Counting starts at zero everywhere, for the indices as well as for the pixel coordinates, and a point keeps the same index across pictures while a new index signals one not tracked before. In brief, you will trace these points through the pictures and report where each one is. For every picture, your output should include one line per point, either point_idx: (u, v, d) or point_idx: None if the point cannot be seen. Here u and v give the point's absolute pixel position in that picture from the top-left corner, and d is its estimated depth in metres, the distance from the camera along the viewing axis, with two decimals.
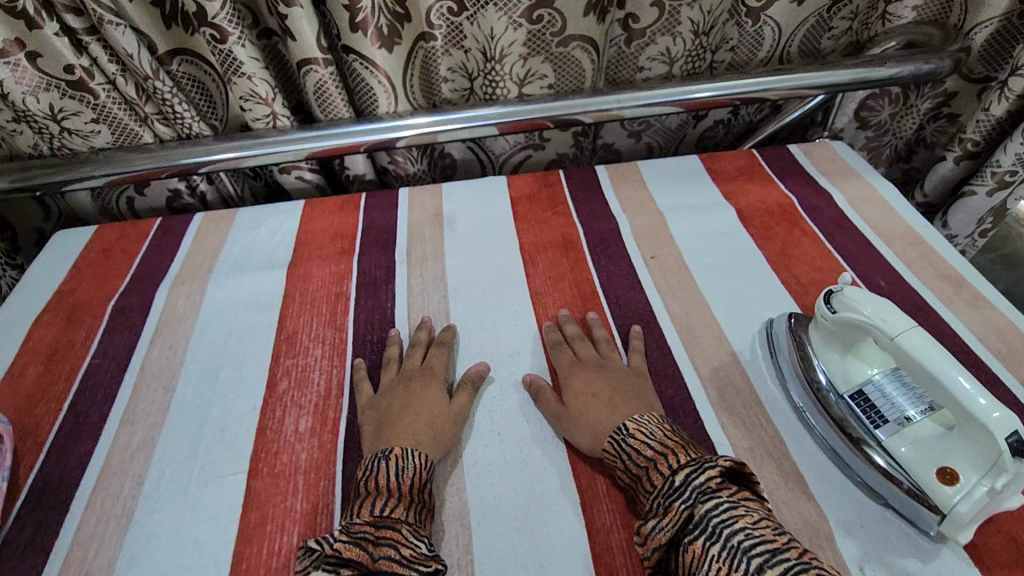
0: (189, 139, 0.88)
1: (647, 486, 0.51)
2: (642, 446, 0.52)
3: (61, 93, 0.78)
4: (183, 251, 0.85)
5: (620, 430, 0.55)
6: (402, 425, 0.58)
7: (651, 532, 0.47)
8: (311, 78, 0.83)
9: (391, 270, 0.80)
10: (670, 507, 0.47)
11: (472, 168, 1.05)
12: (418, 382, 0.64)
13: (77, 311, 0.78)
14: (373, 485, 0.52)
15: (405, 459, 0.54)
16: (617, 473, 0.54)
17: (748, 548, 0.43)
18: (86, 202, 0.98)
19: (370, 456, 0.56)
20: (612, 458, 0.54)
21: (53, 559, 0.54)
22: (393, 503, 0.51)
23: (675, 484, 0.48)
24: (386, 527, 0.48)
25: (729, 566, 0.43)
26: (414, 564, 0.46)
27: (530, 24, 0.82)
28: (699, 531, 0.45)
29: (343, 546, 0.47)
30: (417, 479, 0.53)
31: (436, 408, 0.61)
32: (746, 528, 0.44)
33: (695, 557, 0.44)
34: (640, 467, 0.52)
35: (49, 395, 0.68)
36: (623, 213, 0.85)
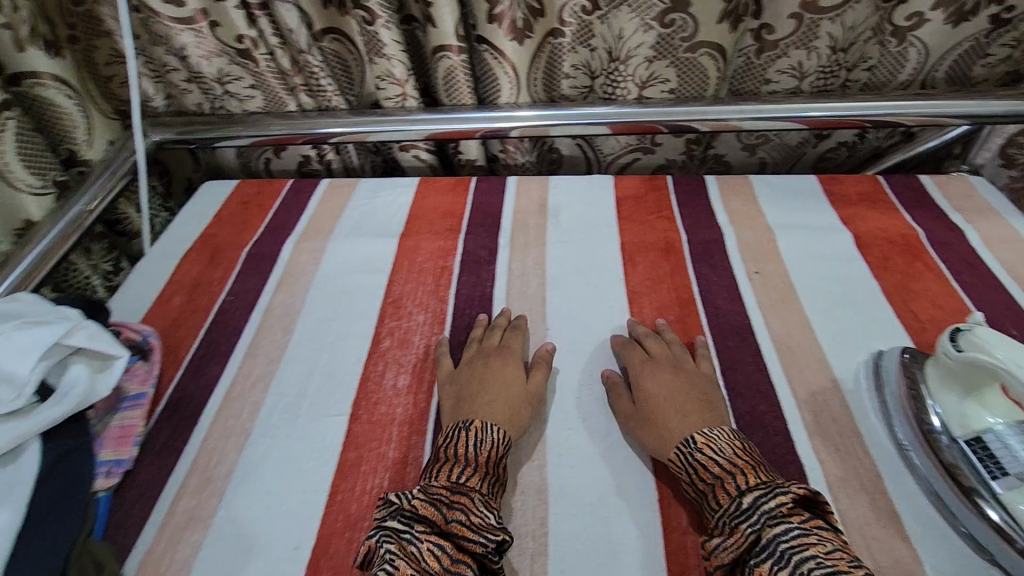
0: (327, 110, 0.96)
1: (713, 503, 0.50)
2: (710, 462, 0.52)
3: (230, 60, 0.88)
4: (310, 212, 0.94)
5: (687, 442, 0.54)
6: (479, 403, 0.60)
7: (716, 550, 0.48)
8: (443, 64, 0.88)
9: (494, 252, 0.83)
10: (737, 528, 0.47)
11: (578, 165, 1.06)
12: (493, 362, 0.66)
13: (217, 253, 0.88)
14: (452, 452, 0.55)
15: (484, 432, 0.56)
16: (683, 483, 0.53)
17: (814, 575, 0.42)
18: (231, 159, 1.09)
19: (455, 422, 0.59)
20: (678, 468, 0.54)
21: (183, 460, 0.62)
22: (469, 473, 0.53)
23: (742, 506, 0.48)
24: (460, 493, 0.50)
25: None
26: (482, 531, 0.48)
27: (662, 27, 0.82)
28: (766, 555, 0.45)
29: (420, 503, 0.50)
30: (494, 453, 0.55)
31: (511, 389, 0.62)
32: (815, 557, 0.43)
33: None
34: (706, 483, 0.51)
35: (190, 321, 0.77)
36: (730, 225, 0.84)
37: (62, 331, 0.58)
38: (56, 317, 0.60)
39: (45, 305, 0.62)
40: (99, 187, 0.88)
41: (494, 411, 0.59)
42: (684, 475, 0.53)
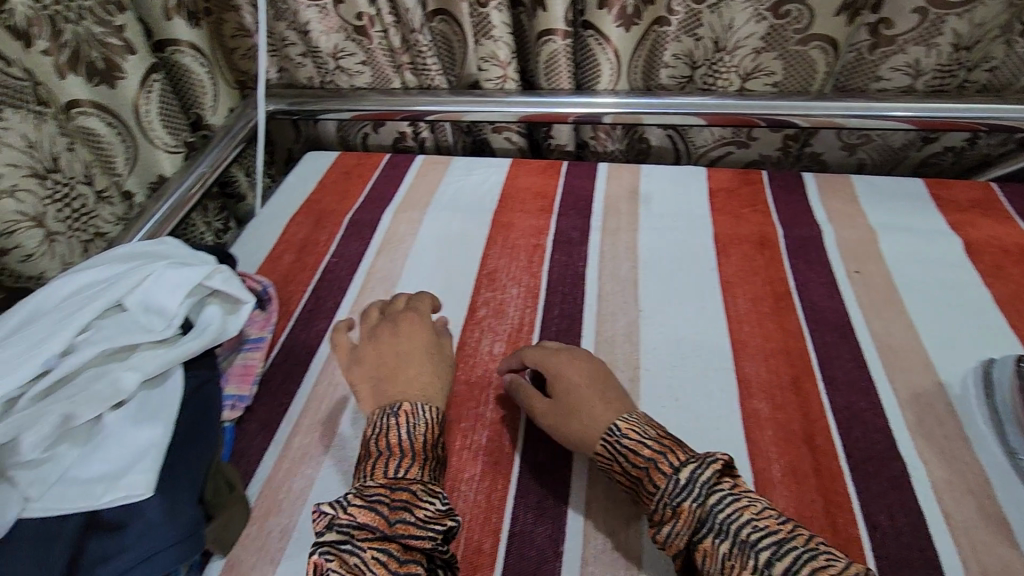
0: (429, 89, 1.00)
1: (647, 488, 0.48)
2: (639, 446, 0.50)
3: (347, 36, 0.94)
4: (407, 185, 0.98)
5: (612, 431, 0.52)
6: (405, 383, 0.57)
7: (667, 538, 0.46)
8: (547, 48, 0.90)
9: (585, 234, 0.85)
10: (680, 508, 0.45)
11: (665, 157, 1.06)
12: (401, 333, 0.62)
13: (322, 217, 0.93)
14: (381, 445, 0.52)
15: (416, 415, 0.53)
16: (613, 476, 0.51)
17: (755, 544, 0.41)
18: (331, 132, 1.15)
19: (377, 411, 0.55)
20: (606, 460, 0.51)
21: (297, 401, 0.67)
22: (408, 464, 0.50)
23: (679, 482, 0.46)
24: (400, 488, 0.48)
25: (741, 564, 0.41)
26: (430, 524, 0.46)
27: (774, 18, 0.82)
28: (706, 531, 0.43)
29: (358, 509, 0.46)
30: (429, 436, 0.53)
31: (429, 366, 0.59)
32: (751, 523, 0.42)
33: (708, 557, 0.43)
34: (638, 469, 0.49)
35: (298, 278, 0.83)
36: (829, 223, 0.83)
37: (204, 274, 0.64)
38: (199, 262, 0.67)
39: (192, 251, 0.69)
40: (221, 149, 0.94)
41: (415, 389, 0.57)
42: (614, 468, 0.51)
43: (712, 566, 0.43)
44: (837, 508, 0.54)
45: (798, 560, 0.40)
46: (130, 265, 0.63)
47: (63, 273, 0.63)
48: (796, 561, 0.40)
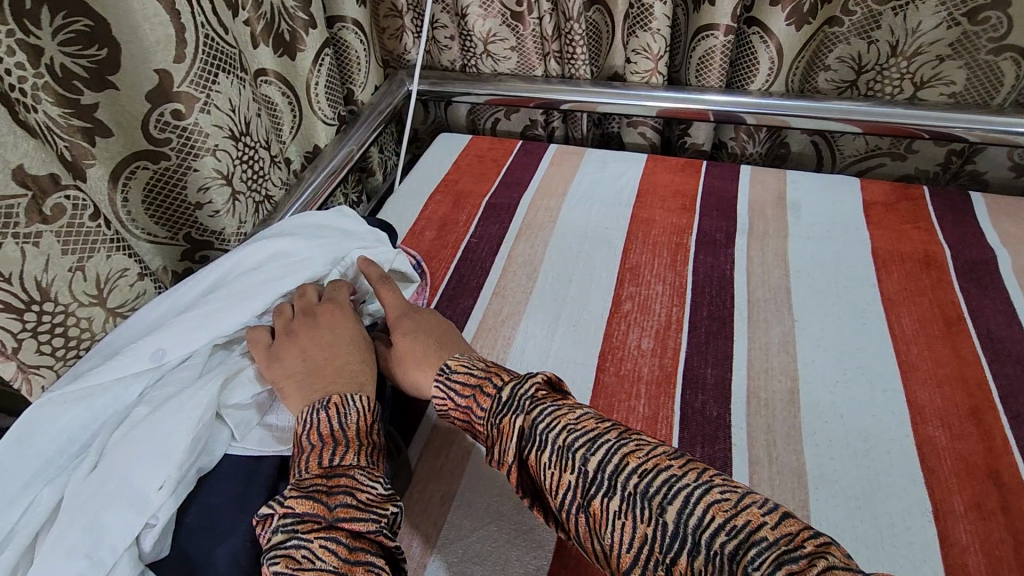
0: (571, 78, 0.99)
1: (477, 414, 0.49)
2: (466, 377, 0.51)
3: (503, 21, 0.95)
4: (541, 172, 0.99)
5: (442, 371, 0.52)
6: (334, 372, 0.54)
7: (499, 457, 0.46)
8: (705, 43, 0.88)
9: (731, 236, 0.83)
10: (503, 422, 0.46)
11: (806, 163, 1.03)
12: (319, 319, 0.58)
13: (459, 198, 0.95)
14: (310, 440, 0.48)
15: (346, 405, 0.50)
16: (452, 414, 0.51)
17: (573, 442, 0.42)
18: (462, 116, 1.17)
19: (304, 409, 0.51)
20: (440, 399, 0.52)
21: None
22: (343, 451, 0.47)
23: (501, 399, 0.47)
24: (338, 475, 0.46)
25: (563, 467, 0.42)
26: (372, 507, 0.45)
27: (969, 24, 0.77)
28: (526, 442, 0.44)
29: (295, 501, 0.44)
30: (364, 423, 0.50)
31: (352, 354, 0.56)
32: (564, 423, 0.44)
33: (534, 469, 0.44)
34: (467, 397, 0.50)
35: (442, 255, 0.85)
36: (1004, 248, 0.77)
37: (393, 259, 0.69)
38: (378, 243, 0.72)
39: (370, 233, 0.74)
40: (370, 126, 0.99)
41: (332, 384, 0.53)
42: (449, 405, 0.51)
43: (540, 474, 0.43)
44: None
45: (611, 452, 0.41)
46: (331, 237, 0.68)
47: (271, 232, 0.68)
48: (609, 454, 0.41)
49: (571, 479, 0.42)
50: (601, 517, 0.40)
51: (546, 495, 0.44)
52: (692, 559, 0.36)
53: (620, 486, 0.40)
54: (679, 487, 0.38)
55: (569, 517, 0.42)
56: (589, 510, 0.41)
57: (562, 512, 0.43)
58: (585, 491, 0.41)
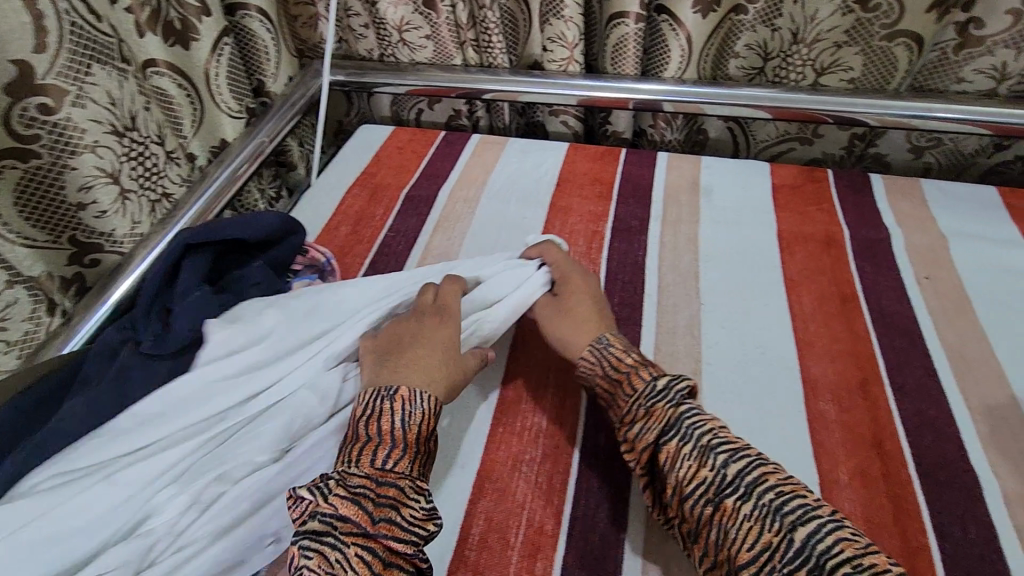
0: (490, 67, 0.98)
1: (624, 392, 0.55)
2: (623, 356, 0.57)
3: (415, 9, 0.93)
4: (462, 163, 0.98)
5: (600, 341, 0.59)
6: (406, 364, 0.54)
7: (637, 435, 0.52)
8: (618, 31, 0.88)
9: (645, 223, 0.84)
10: (654, 408, 0.52)
11: (723, 149, 1.05)
12: (425, 319, 0.59)
13: (378, 191, 0.93)
14: (365, 432, 0.49)
15: (413, 403, 0.51)
16: (596, 382, 0.57)
17: (716, 446, 0.48)
18: (385, 107, 1.15)
19: (371, 391, 0.52)
20: (591, 364, 0.58)
21: None
22: (398, 455, 0.48)
23: (657, 387, 0.53)
24: (387, 485, 0.46)
25: (701, 463, 0.47)
26: (413, 527, 0.46)
27: (862, 11, 0.79)
28: (670, 433, 0.49)
29: (341, 501, 0.45)
30: (423, 428, 0.50)
31: (430, 349, 0.55)
32: (718, 437, 0.48)
33: (669, 457, 0.49)
34: (621, 372, 0.56)
35: (356, 251, 0.83)
36: (898, 226, 0.81)
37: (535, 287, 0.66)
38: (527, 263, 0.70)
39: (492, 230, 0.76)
40: (283, 116, 0.96)
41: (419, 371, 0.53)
42: (597, 372, 0.57)
43: (675, 465, 0.48)
44: (905, 516, 0.53)
45: (753, 467, 0.46)
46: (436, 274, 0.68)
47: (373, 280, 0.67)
48: (751, 468, 0.46)
49: (706, 476, 0.47)
50: (729, 513, 0.45)
51: (671, 485, 0.49)
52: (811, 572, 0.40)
53: (755, 495, 0.44)
54: (813, 515, 0.42)
55: (689, 509, 0.47)
56: (717, 506, 0.45)
57: (686, 501, 0.47)
58: (720, 490, 0.46)
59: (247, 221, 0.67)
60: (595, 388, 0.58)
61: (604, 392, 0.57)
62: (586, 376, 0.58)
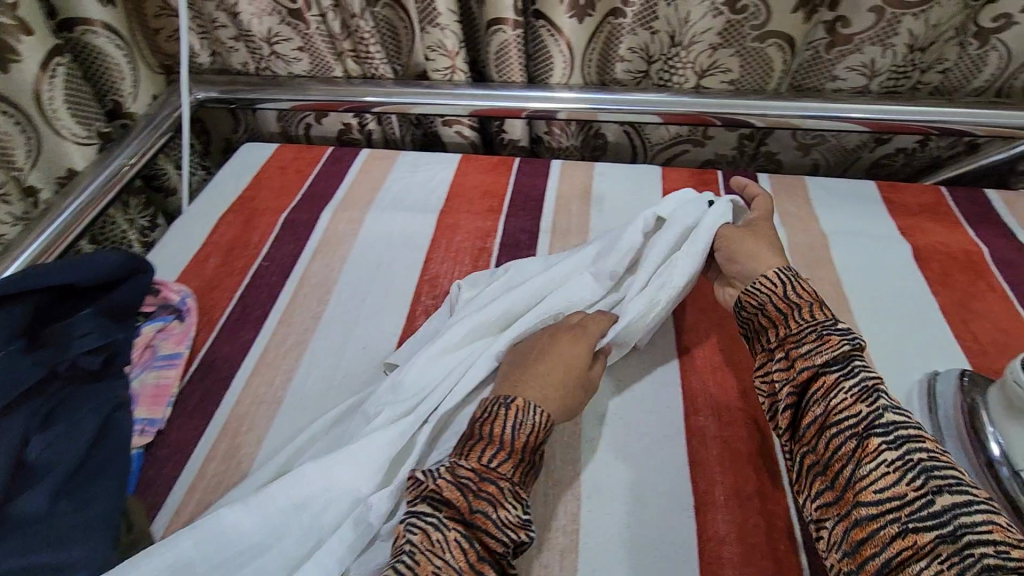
0: (373, 79, 0.93)
1: (799, 316, 0.53)
2: (810, 290, 0.55)
3: (281, 19, 0.87)
4: (348, 181, 0.93)
5: (790, 271, 0.57)
6: (534, 375, 0.56)
7: (807, 353, 0.50)
8: (497, 38, 0.85)
9: (533, 236, 0.82)
10: (828, 337, 0.51)
11: (622, 153, 1.04)
12: (560, 337, 0.60)
13: (254, 216, 0.87)
14: (486, 430, 0.52)
15: (525, 413, 0.52)
16: (772, 300, 0.55)
17: (879, 391, 0.47)
18: (271, 122, 1.08)
19: (490, 399, 0.55)
20: (770, 285, 0.56)
21: (215, 423, 0.62)
22: (502, 457, 0.50)
23: (837, 325, 0.52)
24: (488, 481, 0.48)
25: (858, 399, 0.47)
26: (507, 529, 0.47)
27: (731, 12, 0.79)
28: (837, 366, 0.49)
29: (445, 485, 0.48)
30: (531, 439, 0.52)
31: (557, 364, 0.57)
32: (880, 390, 0.48)
33: (826, 385, 0.49)
34: (803, 299, 0.54)
35: (225, 283, 0.77)
36: (782, 226, 0.81)
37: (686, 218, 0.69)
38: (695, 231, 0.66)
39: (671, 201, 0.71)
40: (141, 142, 0.87)
41: (535, 390, 0.55)
42: (775, 294, 0.55)
43: (828, 394, 0.48)
44: (777, 534, 0.52)
45: (910, 424, 0.45)
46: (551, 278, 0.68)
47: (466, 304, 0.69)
48: (907, 423, 0.45)
49: (860, 412, 0.46)
50: (870, 453, 0.44)
51: (814, 415, 0.48)
52: (941, 537, 0.39)
53: (905, 448, 0.43)
54: (965, 490, 0.41)
55: (831, 439, 0.46)
56: (862, 442, 0.45)
57: (829, 430, 0.47)
58: (868, 428, 0.45)
59: (75, 264, 0.61)
60: (767, 305, 0.55)
61: (772, 311, 0.55)
62: (758, 293, 0.57)
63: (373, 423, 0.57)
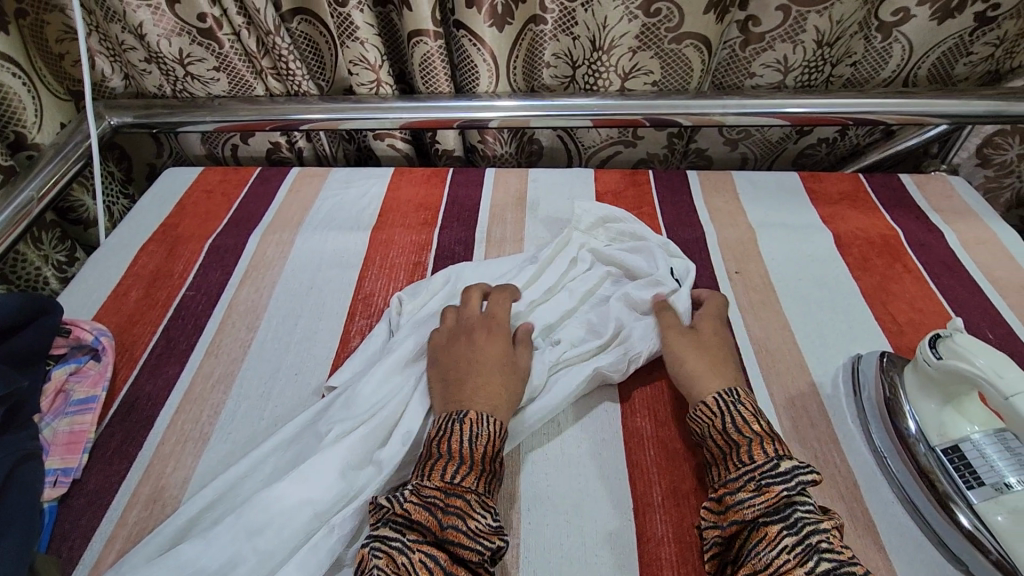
0: (297, 96, 0.91)
1: (738, 457, 0.50)
2: (751, 418, 0.53)
3: (192, 39, 0.84)
4: (278, 201, 0.90)
5: (730, 394, 0.55)
6: (470, 386, 0.56)
7: (738, 504, 0.48)
8: (419, 49, 0.84)
9: (469, 247, 0.81)
10: (767, 487, 0.47)
11: (558, 157, 1.04)
12: (475, 342, 0.60)
13: (177, 244, 0.83)
14: (444, 448, 0.51)
15: (479, 425, 0.52)
16: (711, 435, 0.53)
17: (822, 550, 0.44)
18: (195, 145, 1.04)
19: (443, 416, 0.54)
20: (709, 414, 0.54)
21: (137, 466, 0.59)
22: (465, 471, 0.50)
23: (779, 468, 0.48)
24: (454, 495, 0.48)
25: (799, 561, 0.44)
26: (480, 538, 0.46)
27: (646, 16, 0.80)
28: (778, 518, 0.46)
29: (412, 507, 0.47)
30: (490, 448, 0.52)
31: (484, 369, 0.57)
32: (825, 548, 0.44)
33: (763, 542, 0.45)
34: (743, 436, 0.51)
35: (147, 317, 0.73)
36: (711, 223, 0.82)
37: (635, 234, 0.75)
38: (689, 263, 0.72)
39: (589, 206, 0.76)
40: (48, 173, 0.81)
41: (486, 394, 0.55)
42: (713, 426, 0.53)
43: (771, 551, 0.45)
44: None
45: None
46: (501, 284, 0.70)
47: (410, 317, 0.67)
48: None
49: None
50: None
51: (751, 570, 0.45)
52: None
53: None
54: None
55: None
56: None
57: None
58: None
59: None
60: (707, 439, 0.53)
61: (713, 448, 0.53)
62: (699, 423, 0.54)
63: (324, 441, 0.55)
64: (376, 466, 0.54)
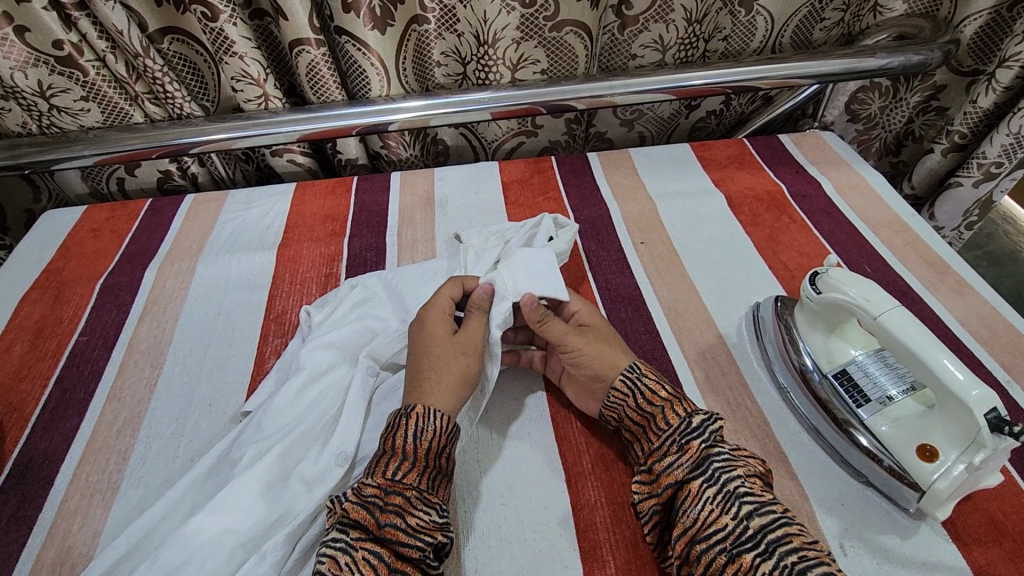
0: (180, 119, 0.87)
1: (656, 427, 0.52)
2: (656, 386, 0.54)
3: (50, 69, 0.78)
4: (174, 231, 0.85)
5: (632, 369, 0.56)
6: (420, 380, 0.54)
7: (668, 468, 0.49)
8: (303, 58, 0.82)
9: (380, 252, 0.80)
10: (688, 445, 0.49)
11: (464, 154, 1.06)
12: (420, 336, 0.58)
13: (65, 289, 0.77)
14: (390, 443, 0.50)
15: (427, 419, 0.51)
16: (628, 415, 0.54)
17: (742, 495, 0.46)
18: (76, 183, 0.97)
19: (395, 411, 0.53)
20: (622, 396, 0.54)
21: (38, 530, 0.54)
22: (408, 467, 0.48)
23: (692, 425, 0.50)
24: (395, 492, 0.47)
25: (723, 509, 0.46)
26: (420, 534, 0.46)
27: (523, 7, 0.82)
28: (698, 473, 0.48)
29: (352, 506, 0.46)
30: (436, 443, 0.50)
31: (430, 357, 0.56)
32: (745, 492, 0.46)
33: (691, 496, 0.47)
34: (655, 406, 0.53)
35: (36, 369, 0.68)
36: (614, 200, 0.85)
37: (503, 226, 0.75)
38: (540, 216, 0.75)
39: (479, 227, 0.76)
40: None
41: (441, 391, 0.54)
42: (630, 406, 0.54)
43: (696, 505, 0.46)
44: None
45: (778, 525, 0.44)
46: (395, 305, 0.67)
47: (309, 339, 0.63)
48: (774, 525, 0.44)
49: (726, 525, 0.45)
50: (745, 570, 0.43)
51: (684, 526, 0.46)
52: None
53: (777, 555, 0.42)
54: None
55: (701, 555, 0.45)
56: (733, 558, 0.43)
57: (699, 545, 0.45)
58: (736, 542, 0.44)
59: None
60: (624, 419, 0.54)
61: (632, 425, 0.54)
62: (613, 407, 0.55)
63: (240, 467, 0.53)
64: (298, 483, 0.52)
